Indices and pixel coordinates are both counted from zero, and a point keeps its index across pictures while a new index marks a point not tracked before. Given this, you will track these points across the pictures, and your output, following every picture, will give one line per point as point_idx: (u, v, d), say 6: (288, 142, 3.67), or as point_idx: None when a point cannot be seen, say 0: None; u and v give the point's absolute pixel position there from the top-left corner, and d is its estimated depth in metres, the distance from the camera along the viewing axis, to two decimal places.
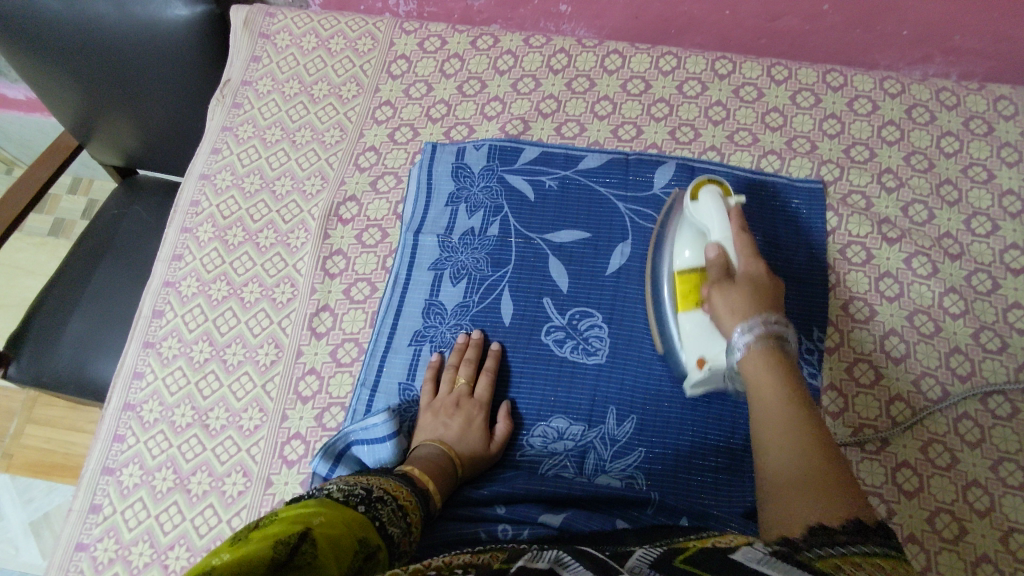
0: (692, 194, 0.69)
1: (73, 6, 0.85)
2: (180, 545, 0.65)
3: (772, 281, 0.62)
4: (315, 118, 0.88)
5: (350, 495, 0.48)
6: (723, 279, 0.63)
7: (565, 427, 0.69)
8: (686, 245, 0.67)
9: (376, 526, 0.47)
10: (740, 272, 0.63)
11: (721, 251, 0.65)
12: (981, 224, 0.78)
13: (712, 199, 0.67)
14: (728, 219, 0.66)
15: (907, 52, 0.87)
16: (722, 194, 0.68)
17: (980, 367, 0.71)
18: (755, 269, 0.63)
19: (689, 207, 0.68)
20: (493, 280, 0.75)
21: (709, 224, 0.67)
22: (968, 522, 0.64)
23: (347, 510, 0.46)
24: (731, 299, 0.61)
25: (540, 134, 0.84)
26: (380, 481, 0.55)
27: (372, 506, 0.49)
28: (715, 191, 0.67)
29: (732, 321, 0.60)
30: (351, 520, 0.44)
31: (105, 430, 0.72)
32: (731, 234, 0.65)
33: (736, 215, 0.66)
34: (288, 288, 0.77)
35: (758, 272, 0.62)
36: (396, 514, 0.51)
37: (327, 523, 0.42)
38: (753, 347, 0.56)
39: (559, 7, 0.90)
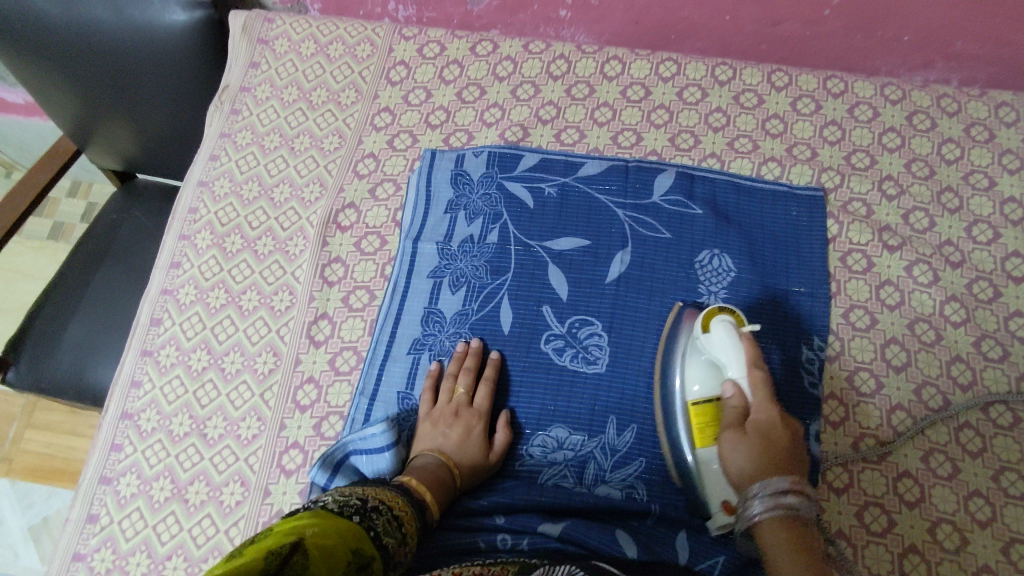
0: (705, 324, 0.66)
1: (72, 13, 0.86)
2: (178, 556, 0.65)
3: (785, 437, 0.58)
4: (314, 125, 0.88)
5: (345, 505, 0.48)
6: (733, 437, 0.59)
7: (565, 436, 0.68)
8: (697, 379, 0.64)
9: (371, 537, 0.46)
10: (748, 421, 0.60)
11: (738, 391, 0.62)
12: (982, 232, 0.77)
13: (724, 332, 0.63)
14: (744, 358, 0.62)
15: (907, 58, 0.87)
16: (733, 324, 0.64)
17: (982, 376, 0.70)
18: (762, 416, 0.59)
19: (700, 339, 0.65)
20: (493, 288, 0.74)
21: (724, 360, 0.63)
22: (970, 533, 0.64)
23: (341, 520, 0.45)
24: (741, 451, 0.58)
25: (540, 141, 0.84)
26: (376, 490, 0.54)
27: (367, 517, 0.48)
28: (728, 321, 0.64)
29: (743, 465, 0.57)
30: (345, 531, 0.44)
31: (104, 439, 0.72)
32: (744, 366, 0.62)
33: (749, 346, 0.63)
34: (287, 296, 0.77)
35: (768, 421, 0.59)
36: (391, 524, 0.50)
37: (320, 534, 0.41)
38: (764, 521, 0.53)
39: (559, 12, 0.90)
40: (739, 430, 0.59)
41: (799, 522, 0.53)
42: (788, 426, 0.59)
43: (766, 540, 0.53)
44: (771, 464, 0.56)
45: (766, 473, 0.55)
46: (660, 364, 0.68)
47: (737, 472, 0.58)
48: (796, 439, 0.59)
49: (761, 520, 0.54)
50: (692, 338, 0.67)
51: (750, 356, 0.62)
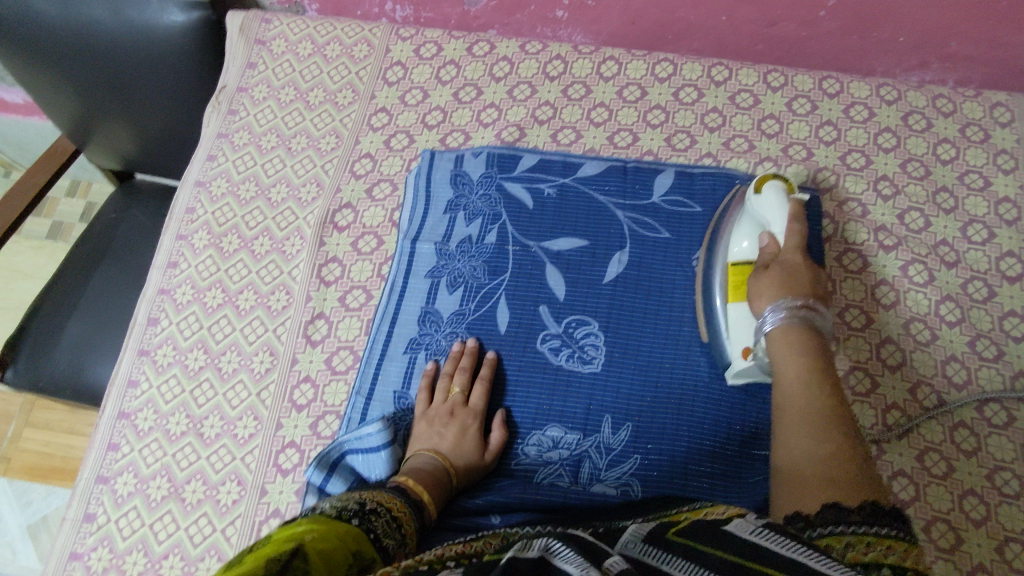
0: (757, 187, 0.70)
1: (69, 13, 0.86)
2: (175, 554, 0.65)
3: (809, 269, 0.64)
4: (311, 125, 0.88)
5: (343, 509, 0.49)
6: (767, 270, 0.64)
7: (561, 436, 0.69)
8: (744, 236, 0.69)
9: (370, 539, 0.47)
10: (775, 261, 0.64)
11: (772, 240, 0.66)
12: (977, 232, 0.77)
13: (773, 194, 0.67)
14: (787, 213, 0.66)
15: (903, 58, 0.87)
16: (785, 189, 0.68)
17: (976, 376, 0.71)
18: (791, 256, 0.64)
19: (753, 201, 0.69)
20: (490, 288, 0.75)
21: (768, 219, 0.67)
22: (965, 532, 0.64)
23: (339, 524, 0.46)
24: (766, 280, 0.63)
25: (536, 141, 0.84)
26: (374, 493, 0.55)
27: (366, 519, 0.49)
28: (778, 185, 0.68)
29: (764, 299, 0.62)
30: (343, 534, 0.44)
31: (101, 438, 0.72)
32: (784, 219, 0.66)
33: (796, 206, 0.67)
34: (284, 295, 0.77)
35: (794, 263, 0.64)
36: (391, 526, 0.51)
37: (319, 539, 0.42)
38: (779, 337, 0.59)
39: (555, 12, 0.90)
40: (769, 266, 0.64)
41: (810, 340, 0.59)
42: (815, 269, 0.64)
43: (782, 375, 0.57)
44: (796, 287, 0.62)
45: (785, 300, 0.61)
46: (709, 238, 0.74)
47: (761, 290, 0.63)
48: (819, 282, 0.64)
49: (779, 344, 0.59)
50: (746, 204, 0.71)
51: (793, 218, 0.66)
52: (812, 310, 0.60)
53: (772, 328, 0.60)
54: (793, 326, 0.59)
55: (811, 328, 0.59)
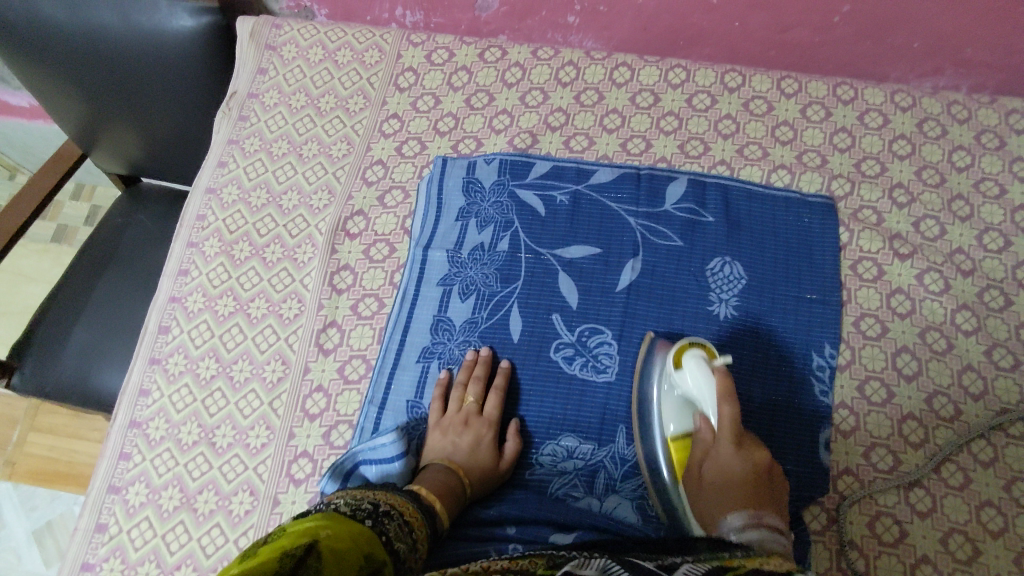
0: (677, 359, 0.65)
1: (78, 18, 0.85)
2: (187, 565, 0.65)
3: (732, 452, 0.60)
4: (322, 131, 0.87)
5: (357, 509, 0.48)
6: (722, 443, 0.61)
7: (575, 446, 0.68)
8: (672, 417, 0.65)
9: (383, 541, 0.46)
10: (708, 461, 0.62)
11: (706, 423, 0.64)
12: (993, 240, 0.77)
13: (696, 367, 0.63)
14: (717, 391, 0.62)
15: (917, 64, 0.87)
16: (706, 358, 0.64)
17: (993, 385, 0.70)
18: (724, 451, 0.60)
19: (675, 375, 0.65)
20: (503, 296, 0.74)
21: (699, 397, 0.63)
22: (982, 543, 0.63)
23: (352, 524, 0.45)
24: (710, 492, 0.60)
25: (549, 148, 0.84)
26: (387, 495, 0.54)
27: (379, 521, 0.48)
28: (697, 356, 0.64)
29: (714, 511, 0.60)
30: (356, 535, 0.44)
31: (112, 448, 0.71)
32: (716, 398, 0.62)
33: (722, 380, 0.62)
34: (296, 303, 0.76)
35: (727, 461, 0.60)
36: (403, 530, 0.50)
37: (332, 538, 0.41)
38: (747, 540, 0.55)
39: (568, 18, 0.90)
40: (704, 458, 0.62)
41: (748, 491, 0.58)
42: (750, 463, 0.59)
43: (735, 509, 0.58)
44: (731, 493, 0.58)
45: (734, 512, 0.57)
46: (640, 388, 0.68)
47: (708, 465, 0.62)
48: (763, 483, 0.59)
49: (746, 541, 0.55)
50: (666, 373, 0.66)
51: (721, 390, 0.61)
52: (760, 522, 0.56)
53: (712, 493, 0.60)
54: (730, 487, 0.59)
55: (766, 526, 0.55)
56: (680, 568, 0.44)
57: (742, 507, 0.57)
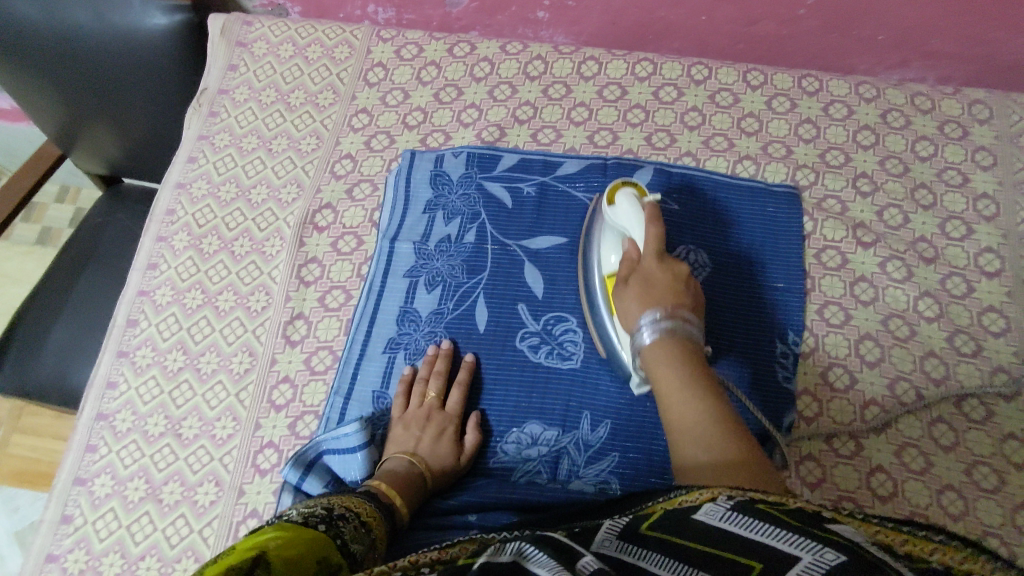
0: (611, 198, 0.69)
1: (50, 17, 0.86)
2: (152, 556, 0.65)
3: (667, 282, 0.62)
4: (292, 126, 0.88)
5: (309, 516, 0.49)
6: (648, 256, 0.64)
7: (540, 432, 0.68)
8: (612, 249, 0.68)
9: (338, 544, 0.47)
10: (633, 272, 0.64)
11: (633, 245, 0.65)
12: (956, 228, 0.78)
13: (626, 202, 0.66)
14: (644, 217, 0.65)
15: (882, 56, 0.88)
16: (637, 196, 0.67)
17: (955, 371, 0.71)
18: (652, 269, 0.63)
19: (609, 213, 0.68)
20: (469, 286, 0.75)
21: (628, 228, 0.66)
22: (943, 526, 0.64)
23: (305, 531, 0.46)
24: (628, 299, 0.62)
25: (517, 140, 0.85)
26: (343, 499, 0.55)
27: (333, 525, 0.49)
28: (629, 193, 0.67)
29: (632, 312, 0.62)
30: (308, 542, 0.44)
31: (78, 440, 0.72)
32: (641, 224, 0.65)
33: (652, 213, 0.66)
34: (263, 296, 0.77)
35: (650, 273, 0.63)
36: (359, 531, 0.51)
37: (283, 546, 0.42)
38: (655, 343, 0.59)
39: (536, 13, 0.91)
40: (631, 282, 0.63)
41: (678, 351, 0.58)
42: (673, 273, 0.63)
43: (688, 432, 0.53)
44: (657, 300, 0.61)
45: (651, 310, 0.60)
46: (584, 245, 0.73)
47: (632, 305, 0.62)
48: (685, 292, 0.62)
49: (652, 346, 0.59)
50: (604, 215, 0.70)
51: (654, 224, 0.65)
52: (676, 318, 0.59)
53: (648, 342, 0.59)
54: (671, 327, 0.59)
55: (680, 330, 0.59)
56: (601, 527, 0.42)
57: (661, 303, 0.60)
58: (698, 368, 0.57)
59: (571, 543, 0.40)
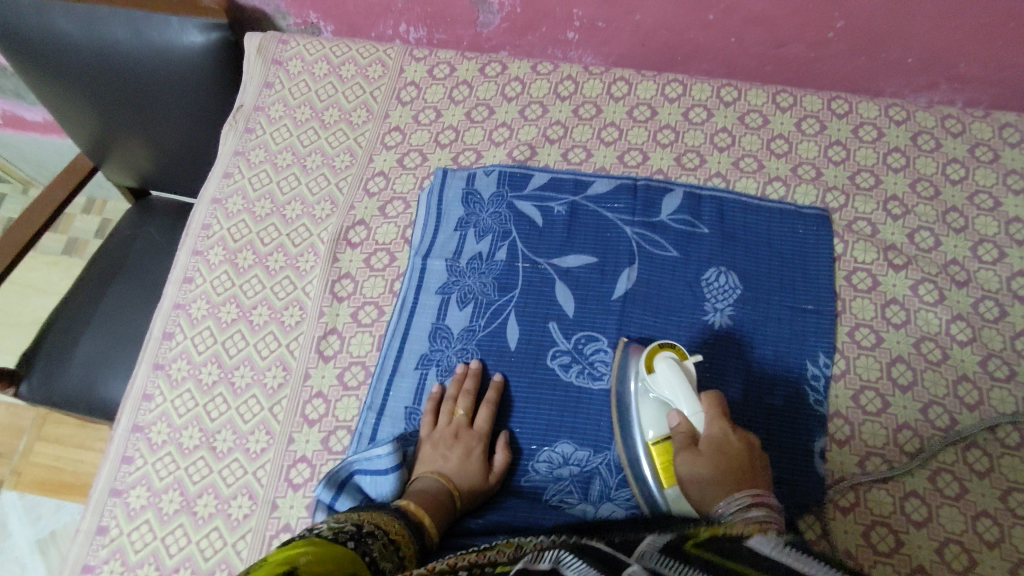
0: (649, 362, 0.67)
1: (91, 36, 0.88)
2: (186, 568, 0.66)
3: (736, 453, 0.59)
4: (326, 143, 0.89)
5: (340, 532, 0.50)
6: (708, 428, 0.62)
7: (571, 452, 0.69)
8: (651, 423, 0.66)
9: (367, 562, 0.48)
10: (702, 439, 0.61)
11: (676, 416, 0.64)
12: (988, 251, 0.78)
13: (668, 373, 0.64)
14: (686, 389, 0.64)
15: (911, 79, 0.88)
16: (676, 359, 0.66)
17: (988, 396, 0.70)
18: (721, 442, 0.60)
19: (648, 379, 0.66)
20: (500, 304, 0.75)
21: (674, 398, 0.64)
22: (979, 554, 0.63)
23: (335, 548, 0.47)
24: (693, 470, 0.60)
25: (547, 160, 0.85)
26: (372, 515, 0.56)
27: (363, 542, 0.50)
28: (670, 357, 0.66)
29: (698, 488, 0.60)
30: (338, 558, 0.45)
31: (114, 451, 0.73)
32: (686, 397, 0.64)
33: (705, 400, 0.64)
34: (297, 310, 0.78)
35: (721, 436, 0.61)
36: (388, 548, 0.52)
37: (313, 563, 0.43)
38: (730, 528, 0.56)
39: (567, 34, 0.92)
40: (689, 454, 0.61)
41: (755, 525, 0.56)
42: (738, 441, 0.60)
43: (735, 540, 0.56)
44: (722, 476, 0.58)
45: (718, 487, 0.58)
46: (618, 389, 0.69)
47: (696, 481, 0.60)
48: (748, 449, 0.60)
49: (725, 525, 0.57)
50: (642, 384, 0.68)
51: (703, 401, 0.63)
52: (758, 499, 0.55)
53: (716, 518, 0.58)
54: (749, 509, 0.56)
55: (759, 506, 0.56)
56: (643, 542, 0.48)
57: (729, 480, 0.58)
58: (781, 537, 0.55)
59: (612, 552, 0.45)
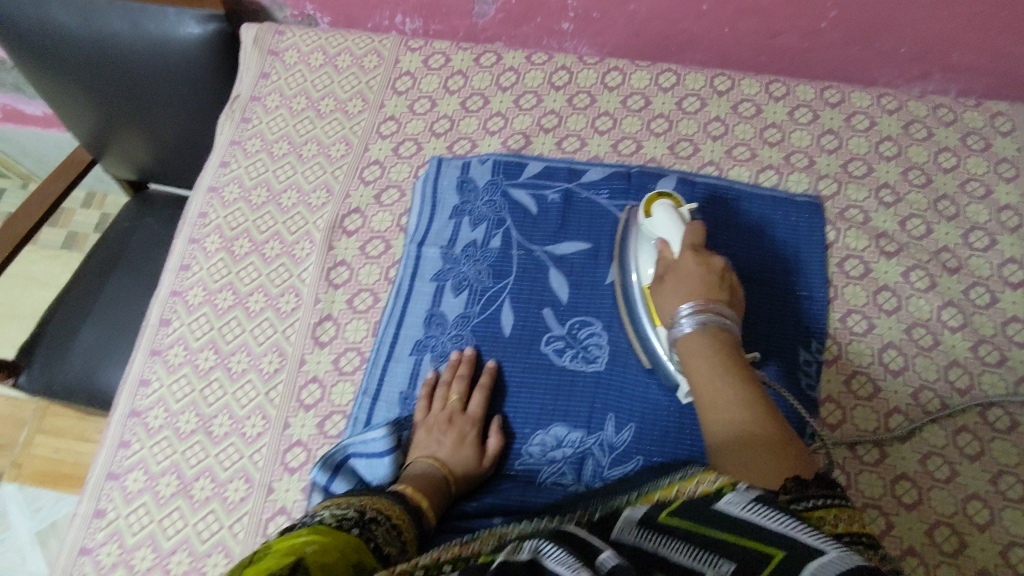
0: (647, 210, 0.70)
1: (89, 27, 0.89)
2: (183, 550, 0.66)
3: (700, 273, 0.63)
4: (322, 132, 0.90)
5: (343, 518, 0.50)
6: (685, 258, 0.64)
7: (565, 435, 0.69)
8: (647, 263, 0.69)
9: (371, 548, 0.48)
10: (669, 267, 0.65)
11: (665, 249, 0.67)
12: (979, 238, 0.78)
13: (665, 215, 0.68)
14: (681, 227, 0.67)
15: (904, 69, 0.89)
16: (673, 207, 0.69)
17: (979, 380, 0.71)
18: (685, 264, 0.64)
19: (644, 224, 0.70)
20: (494, 291, 0.76)
21: (664, 236, 0.68)
22: (968, 535, 0.64)
23: (339, 535, 0.47)
24: (665, 294, 0.64)
25: (542, 148, 0.86)
26: (373, 500, 0.56)
27: (366, 528, 0.50)
28: (667, 205, 0.69)
29: (671, 302, 0.63)
30: (343, 546, 0.45)
31: (112, 436, 0.73)
32: (678, 233, 0.67)
33: (689, 227, 0.67)
34: (293, 297, 0.78)
35: (689, 270, 0.63)
36: (390, 534, 0.52)
37: (320, 551, 0.43)
38: (692, 341, 0.59)
39: (561, 24, 0.92)
40: (667, 279, 0.65)
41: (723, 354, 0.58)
42: (707, 266, 0.63)
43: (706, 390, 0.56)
44: (693, 292, 0.61)
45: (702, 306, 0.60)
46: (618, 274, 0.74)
47: (673, 297, 0.63)
48: (726, 287, 0.63)
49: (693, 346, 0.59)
50: (639, 228, 0.71)
51: (690, 230, 0.67)
52: (720, 322, 0.59)
53: (682, 334, 0.60)
54: (706, 327, 0.59)
55: (723, 329, 0.59)
56: (620, 515, 0.49)
57: (702, 300, 0.60)
58: (741, 365, 0.57)
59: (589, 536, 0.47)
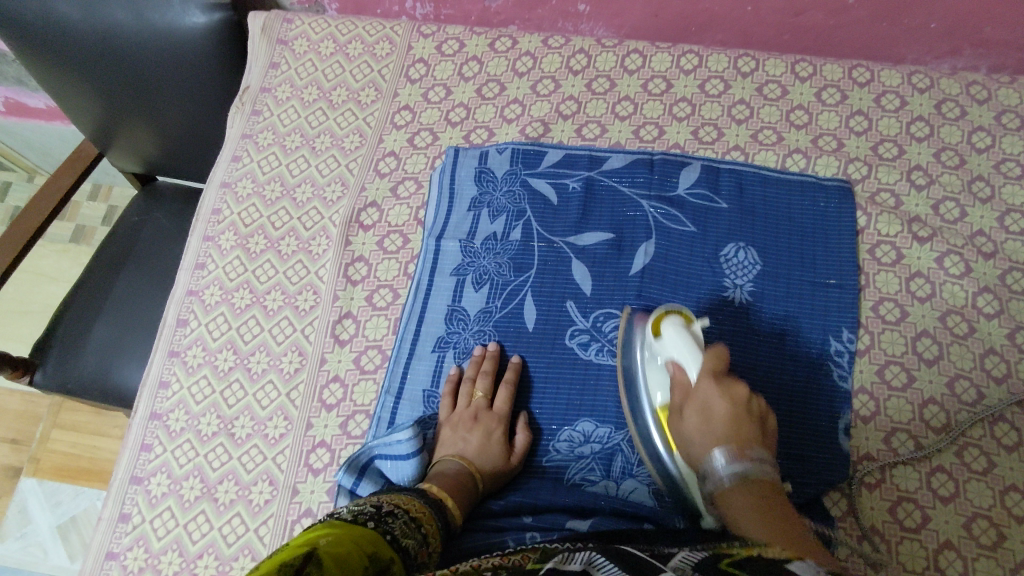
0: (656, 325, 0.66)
1: (93, 18, 0.86)
2: (209, 554, 0.66)
3: (727, 410, 0.59)
4: (334, 124, 0.88)
5: (359, 514, 0.49)
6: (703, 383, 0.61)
7: (592, 429, 0.68)
8: (659, 386, 0.65)
9: (388, 540, 0.47)
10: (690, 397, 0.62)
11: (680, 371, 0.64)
12: (1016, 222, 0.76)
13: (674, 332, 0.64)
14: (696, 354, 0.63)
15: (934, 45, 0.85)
16: (683, 323, 0.64)
17: (1016, 369, 0.69)
18: (709, 399, 0.60)
19: (654, 343, 0.66)
20: (516, 285, 0.74)
21: (679, 358, 0.64)
22: (1007, 528, 0.62)
23: (356, 528, 0.46)
24: (690, 433, 0.61)
25: (561, 136, 0.84)
26: (391, 496, 0.55)
27: (383, 522, 0.49)
28: (675, 320, 0.64)
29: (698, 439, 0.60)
30: (359, 538, 0.44)
31: (134, 439, 0.73)
32: (693, 358, 0.63)
33: (707, 355, 0.62)
34: (311, 295, 0.77)
35: (707, 396, 0.60)
36: (409, 527, 0.51)
37: (334, 542, 0.42)
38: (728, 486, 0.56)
39: (578, 6, 0.89)
40: (687, 413, 0.61)
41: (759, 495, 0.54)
42: (730, 399, 0.59)
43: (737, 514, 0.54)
44: (718, 438, 0.58)
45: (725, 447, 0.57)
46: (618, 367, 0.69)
47: (698, 443, 0.60)
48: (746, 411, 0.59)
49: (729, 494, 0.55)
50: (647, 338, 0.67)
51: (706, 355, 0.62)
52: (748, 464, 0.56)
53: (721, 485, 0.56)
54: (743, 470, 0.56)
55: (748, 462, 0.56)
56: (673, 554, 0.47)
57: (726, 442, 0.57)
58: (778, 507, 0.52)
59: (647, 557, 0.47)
